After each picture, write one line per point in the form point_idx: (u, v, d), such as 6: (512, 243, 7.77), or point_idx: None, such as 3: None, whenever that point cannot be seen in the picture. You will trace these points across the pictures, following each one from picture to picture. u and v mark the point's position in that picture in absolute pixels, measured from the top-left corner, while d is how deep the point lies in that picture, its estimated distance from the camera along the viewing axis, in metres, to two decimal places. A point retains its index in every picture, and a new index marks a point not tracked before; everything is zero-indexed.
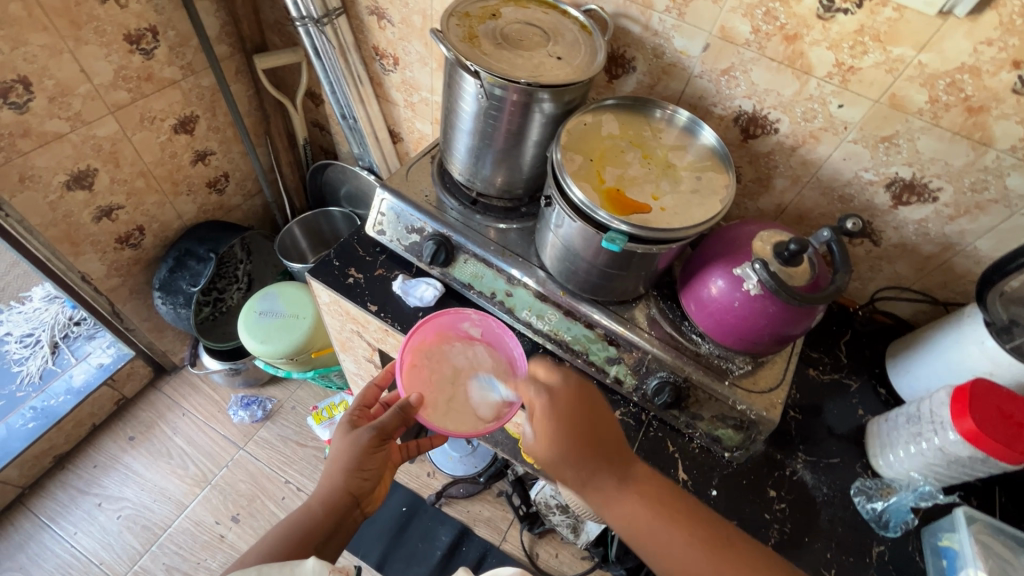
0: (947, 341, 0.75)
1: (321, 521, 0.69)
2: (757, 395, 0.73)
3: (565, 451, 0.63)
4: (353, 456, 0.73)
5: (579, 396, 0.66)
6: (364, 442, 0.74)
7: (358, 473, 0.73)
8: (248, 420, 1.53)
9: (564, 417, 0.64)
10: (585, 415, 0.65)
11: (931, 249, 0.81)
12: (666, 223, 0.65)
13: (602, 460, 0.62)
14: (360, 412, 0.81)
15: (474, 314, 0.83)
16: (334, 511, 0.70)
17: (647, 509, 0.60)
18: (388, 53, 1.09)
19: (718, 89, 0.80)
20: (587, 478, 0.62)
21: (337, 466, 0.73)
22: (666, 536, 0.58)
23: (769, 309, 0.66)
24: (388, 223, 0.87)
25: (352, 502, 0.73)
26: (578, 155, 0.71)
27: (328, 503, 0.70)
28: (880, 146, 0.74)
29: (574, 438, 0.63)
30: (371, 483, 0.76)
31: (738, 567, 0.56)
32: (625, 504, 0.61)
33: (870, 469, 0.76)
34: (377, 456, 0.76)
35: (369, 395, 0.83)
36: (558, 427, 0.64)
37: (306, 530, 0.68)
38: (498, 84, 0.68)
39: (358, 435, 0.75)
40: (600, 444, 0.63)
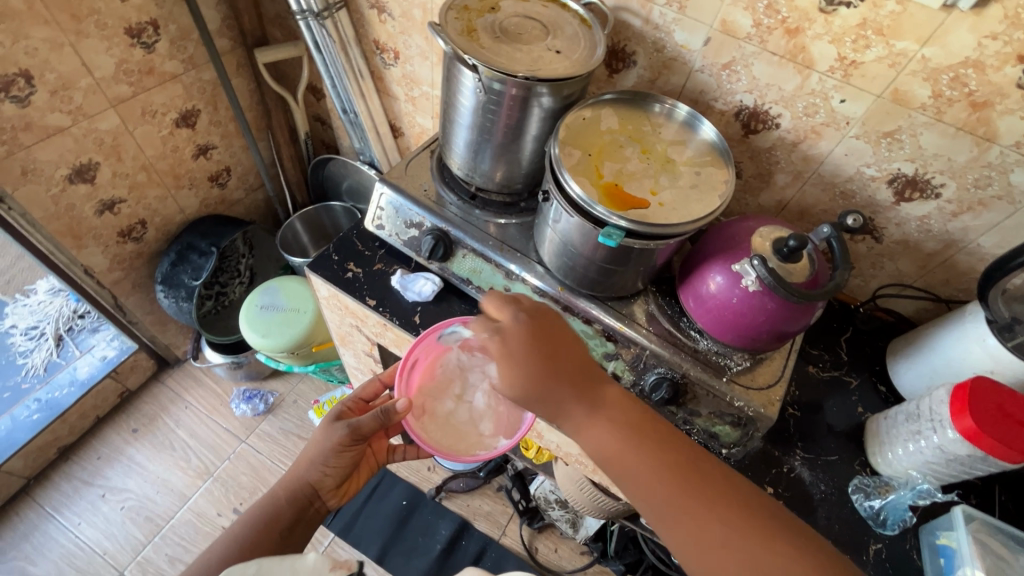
0: (948, 339, 0.74)
1: (284, 509, 0.73)
2: (755, 392, 0.73)
3: (525, 377, 0.59)
4: (323, 450, 0.75)
5: (539, 325, 0.61)
6: (336, 439, 0.75)
7: (321, 467, 0.75)
8: (250, 413, 1.54)
9: (521, 345, 0.60)
10: (548, 332, 0.61)
11: (933, 246, 0.80)
12: (664, 219, 0.65)
13: (569, 380, 0.59)
14: (352, 403, 0.82)
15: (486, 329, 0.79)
16: (297, 499, 0.73)
17: (615, 433, 0.57)
18: (388, 47, 1.09)
19: (719, 83, 0.79)
20: (553, 396, 0.59)
21: (308, 456, 0.75)
22: (633, 461, 0.55)
23: (767, 305, 0.66)
24: (387, 217, 0.87)
25: (312, 493, 0.75)
26: (577, 150, 0.70)
27: (290, 490, 0.74)
28: (883, 141, 0.73)
29: (534, 363, 0.60)
30: (338, 478, 0.77)
31: (707, 494, 0.52)
32: (591, 427, 0.58)
33: (868, 467, 0.76)
34: (347, 455, 0.76)
35: (369, 389, 0.84)
36: (521, 346, 0.60)
37: (272, 515, 0.72)
38: (496, 77, 0.67)
39: (333, 430, 0.76)
40: (561, 360, 0.60)
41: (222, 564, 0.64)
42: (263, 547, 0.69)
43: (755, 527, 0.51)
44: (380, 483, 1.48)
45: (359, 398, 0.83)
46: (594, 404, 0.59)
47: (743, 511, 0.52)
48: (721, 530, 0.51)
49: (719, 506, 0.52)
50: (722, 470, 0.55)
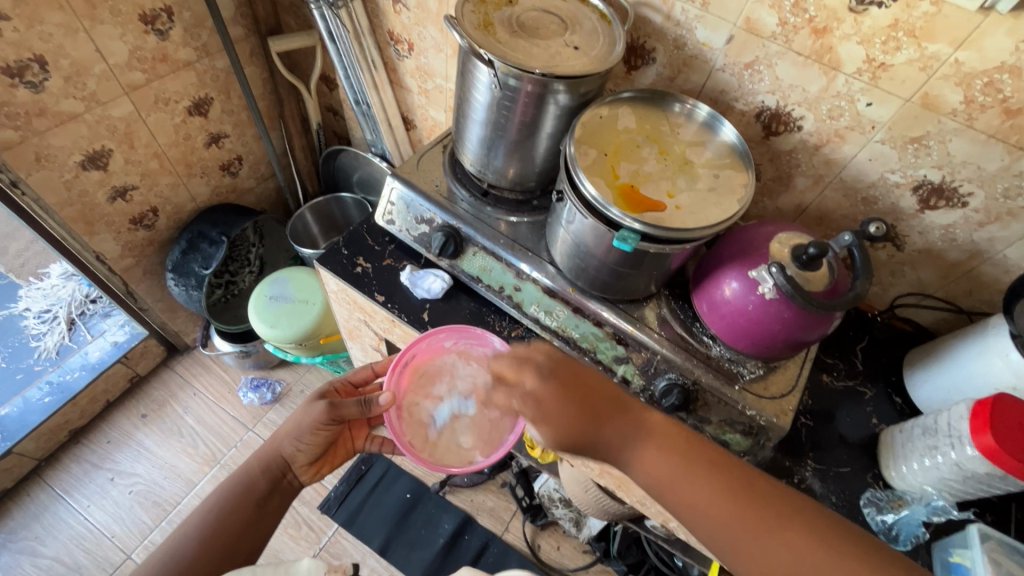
0: (968, 352, 0.72)
1: (258, 480, 0.72)
2: (768, 401, 0.71)
3: (569, 420, 0.59)
4: (301, 424, 0.74)
5: (569, 376, 0.61)
6: (314, 415, 0.74)
7: (296, 441, 0.74)
8: (257, 402, 1.55)
9: (559, 399, 0.60)
10: (582, 388, 0.61)
11: (957, 255, 0.78)
12: (681, 223, 0.63)
13: (608, 427, 0.59)
14: (341, 384, 0.81)
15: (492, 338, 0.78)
16: (269, 470, 0.73)
17: (665, 465, 0.56)
18: (403, 38, 1.08)
19: (741, 83, 0.77)
20: (595, 443, 0.59)
21: (286, 429, 0.75)
22: (686, 484, 0.55)
23: (783, 313, 0.64)
24: (397, 212, 0.87)
25: (285, 464, 0.74)
26: (592, 149, 0.69)
27: (265, 461, 0.74)
28: (909, 147, 0.70)
29: (574, 411, 0.59)
30: (313, 455, 0.75)
31: (776, 517, 0.51)
32: (642, 459, 0.57)
33: (881, 480, 0.75)
34: (322, 434, 0.75)
35: (360, 374, 0.84)
36: (558, 398, 0.60)
37: (246, 485, 0.71)
38: (512, 73, 0.66)
39: (313, 407, 0.75)
40: (593, 405, 0.60)
41: (198, 534, 0.65)
42: (237, 514, 0.68)
43: (834, 544, 0.49)
44: (385, 474, 1.49)
45: (349, 381, 0.82)
46: (637, 441, 0.58)
47: (811, 526, 0.51)
48: (798, 557, 0.49)
49: (793, 526, 0.51)
50: (780, 489, 0.54)
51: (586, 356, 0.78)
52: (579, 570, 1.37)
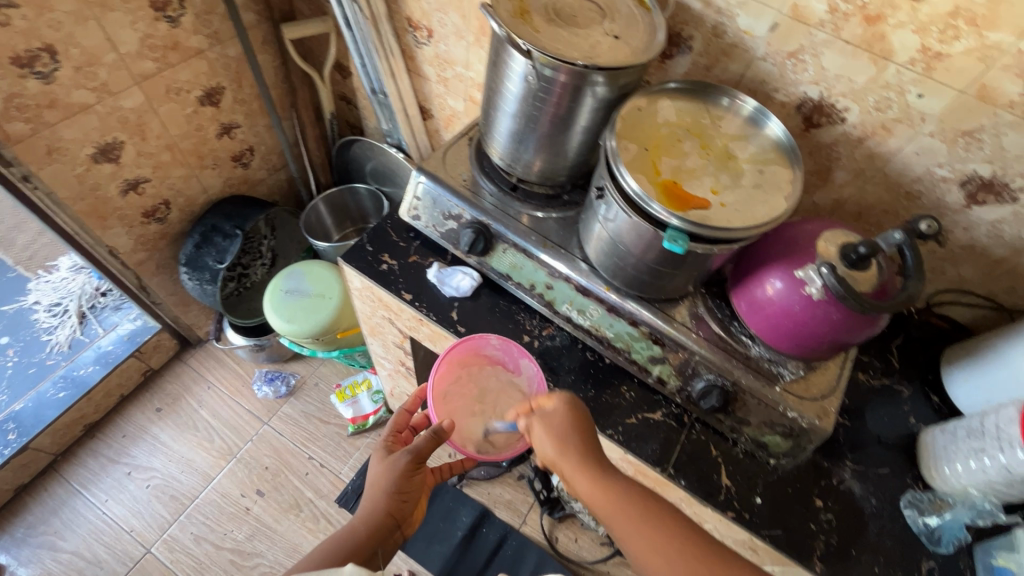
0: (1014, 352, 0.71)
1: (366, 543, 0.66)
2: (809, 402, 0.69)
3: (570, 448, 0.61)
4: (393, 478, 0.71)
5: (570, 405, 0.64)
6: (402, 466, 0.72)
7: (398, 495, 0.70)
8: (272, 396, 1.54)
9: (562, 423, 0.63)
10: (581, 422, 0.63)
11: (1002, 252, 0.75)
12: (727, 221, 0.61)
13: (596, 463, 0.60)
14: (392, 437, 0.78)
15: (495, 338, 0.77)
16: (378, 532, 0.67)
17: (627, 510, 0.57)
18: (422, 25, 1.04)
19: (782, 73, 0.74)
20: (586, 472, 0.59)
21: (376, 490, 0.70)
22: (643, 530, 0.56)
23: (831, 315, 0.62)
24: (423, 208, 0.84)
25: (394, 523, 0.70)
26: (632, 143, 0.66)
27: (371, 524, 0.68)
28: (960, 140, 0.68)
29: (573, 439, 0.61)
30: (410, 501, 0.73)
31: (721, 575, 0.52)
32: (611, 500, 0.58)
33: (921, 481, 0.73)
34: (415, 479, 0.74)
35: (400, 420, 0.81)
36: (561, 423, 0.62)
37: (352, 550, 0.65)
38: (550, 64, 0.63)
39: (395, 459, 0.72)
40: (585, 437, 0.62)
41: None
42: None
43: None
44: None
45: (394, 432, 0.79)
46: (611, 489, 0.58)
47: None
48: None
49: None
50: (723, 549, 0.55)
51: (620, 356, 0.77)
52: (598, 563, 1.38)
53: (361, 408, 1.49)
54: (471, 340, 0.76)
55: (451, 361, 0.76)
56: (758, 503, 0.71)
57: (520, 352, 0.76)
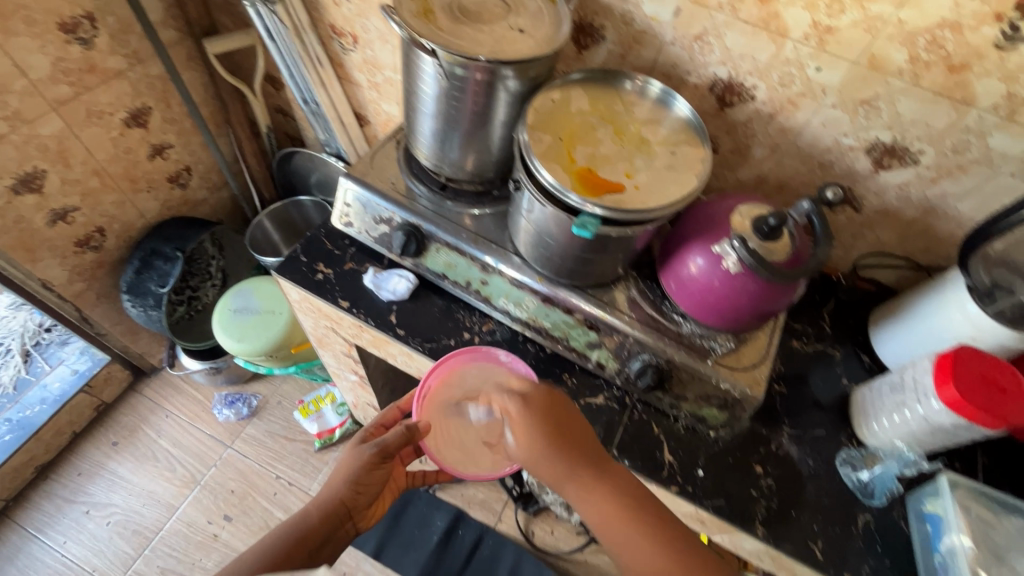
0: (929, 308, 0.75)
1: (316, 526, 0.67)
2: (740, 372, 0.72)
3: (542, 450, 0.59)
4: (354, 467, 0.72)
5: (547, 397, 0.62)
6: (366, 457, 0.73)
7: (354, 485, 0.71)
8: (233, 418, 1.51)
9: (537, 417, 0.60)
10: (562, 423, 0.61)
11: (913, 213, 0.79)
12: (641, 203, 0.63)
13: (574, 469, 0.58)
14: (373, 428, 0.80)
15: (502, 353, 0.77)
16: (330, 517, 0.69)
17: (606, 509, 0.57)
18: (346, 31, 1.03)
19: (691, 56, 0.76)
20: (562, 473, 0.58)
21: (338, 475, 0.72)
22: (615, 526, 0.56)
23: (749, 287, 0.65)
24: (354, 214, 0.84)
25: (345, 513, 0.70)
26: (546, 134, 0.67)
27: (324, 509, 0.69)
28: (860, 109, 0.71)
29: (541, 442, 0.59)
30: (371, 495, 0.74)
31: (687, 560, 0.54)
32: (592, 496, 0.57)
33: (855, 439, 0.76)
34: (378, 474, 0.74)
35: (389, 415, 0.83)
36: (536, 422, 0.60)
37: (304, 531, 0.67)
38: (457, 62, 0.64)
39: (361, 449, 0.74)
40: (569, 434, 0.60)
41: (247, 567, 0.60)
42: (288, 562, 0.63)
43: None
44: None
45: (380, 424, 0.81)
46: (591, 489, 0.58)
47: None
48: None
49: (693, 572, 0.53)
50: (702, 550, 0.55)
51: (559, 344, 0.78)
52: (574, 552, 1.40)
53: (327, 421, 1.48)
54: (474, 350, 0.77)
55: (454, 368, 0.76)
56: (701, 475, 0.72)
57: (530, 374, 0.76)
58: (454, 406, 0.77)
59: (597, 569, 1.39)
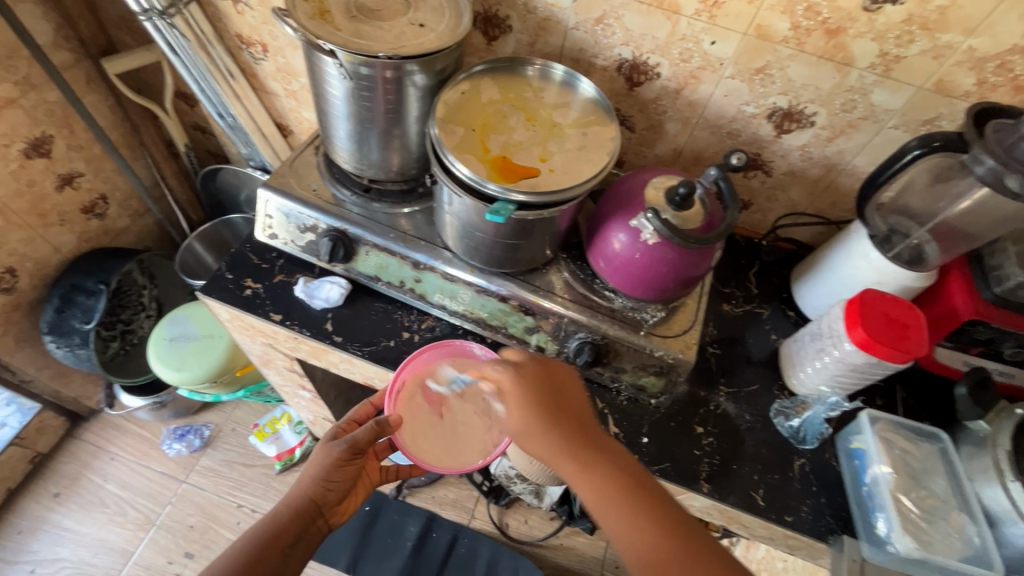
0: (838, 258, 0.80)
1: (289, 524, 0.67)
2: (672, 339, 0.74)
3: (526, 417, 0.57)
4: (323, 465, 0.71)
5: (541, 367, 0.61)
6: (335, 454, 0.72)
7: (323, 482, 0.71)
8: (185, 452, 1.45)
9: (531, 390, 0.58)
10: (549, 386, 0.59)
11: (817, 172, 0.84)
12: (556, 186, 0.64)
13: (570, 442, 0.56)
14: (345, 424, 0.78)
15: (477, 347, 0.77)
16: (302, 513, 0.68)
17: (572, 462, 0.55)
18: (254, 40, 1.01)
19: (596, 39, 0.78)
20: (556, 447, 0.56)
21: (308, 471, 0.72)
22: (608, 500, 0.53)
23: (668, 255, 0.67)
24: (278, 225, 0.82)
25: (316, 510, 0.70)
26: (458, 126, 0.68)
27: (294, 506, 0.68)
28: (755, 78, 0.75)
29: (537, 407, 0.57)
30: (341, 491, 0.73)
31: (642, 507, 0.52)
32: (553, 449, 0.56)
33: (786, 389, 0.81)
34: (347, 470, 0.73)
35: (361, 412, 0.79)
36: (527, 393, 0.58)
37: (273, 530, 0.66)
38: (360, 61, 0.63)
39: (331, 446, 0.73)
40: (559, 409, 0.58)
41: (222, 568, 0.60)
42: (261, 561, 0.62)
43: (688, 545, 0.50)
44: None
45: (352, 420, 0.79)
46: (583, 458, 0.55)
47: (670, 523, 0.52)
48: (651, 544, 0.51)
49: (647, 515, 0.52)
50: (654, 489, 0.54)
51: (499, 333, 0.79)
52: (548, 537, 1.43)
53: (285, 442, 1.44)
54: (445, 344, 0.77)
55: (424, 362, 0.76)
56: (646, 442, 0.75)
57: None
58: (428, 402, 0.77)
59: (573, 551, 1.44)
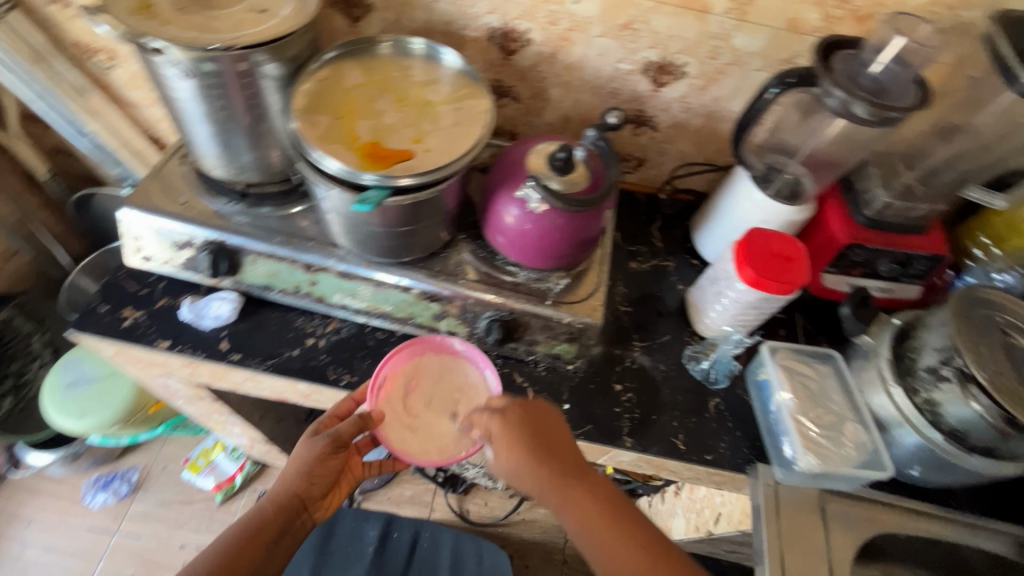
0: (727, 202, 0.82)
1: (272, 519, 0.67)
2: (579, 304, 0.75)
3: (521, 461, 0.62)
4: (307, 459, 0.69)
5: (525, 410, 0.65)
6: (319, 448, 0.69)
7: (308, 476, 0.69)
8: (112, 500, 1.35)
9: (520, 434, 0.63)
10: (538, 425, 0.64)
11: (698, 121, 0.86)
12: (432, 165, 0.62)
13: (560, 479, 0.61)
14: (328, 419, 0.71)
15: (457, 343, 0.75)
16: (285, 509, 0.68)
17: (568, 502, 0.61)
18: (96, 45, 0.91)
19: (461, 10, 0.76)
20: (546, 485, 0.61)
21: (292, 467, 0.70)
22: (602, 538, 0.59)
23: (557, 222, 0.67)
24: (150, 245, 0.75)
25: (301, 504, 0.69)
26: (321, 115, 0.64)
27: (278, 502, 0.68)
28: (623, 34, 0.75)
29: (529, 460, 0.62)
30: (325, 485, 0.71)
31: (634, 538, 0.58)
32: (549, 493, 0.61)
33: (696, 335, 0.84)
34: (332, 463, 0.71)
35: (342, 406, 0.72)
36: (515, 439, 0.63)
37: (258, 524, 0.66)
38: (197, 56, 0.58)
39: (315, 440, 0.70)
40: (549, 450, 0.63)
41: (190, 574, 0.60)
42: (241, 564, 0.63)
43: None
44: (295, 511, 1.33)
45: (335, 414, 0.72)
46: (572, 497, 0.61)
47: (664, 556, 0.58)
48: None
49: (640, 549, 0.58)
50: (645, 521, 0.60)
51: (407, 324, 0.77)
52: (509, 515, 1.45)
53: (222, 471, 1.38)
54: (424, 340, 0.74)
55: (410, 356, 0.74)
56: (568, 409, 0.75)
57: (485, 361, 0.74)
58: (411, 397, 0.73)
59: (535, 523, 1.46)
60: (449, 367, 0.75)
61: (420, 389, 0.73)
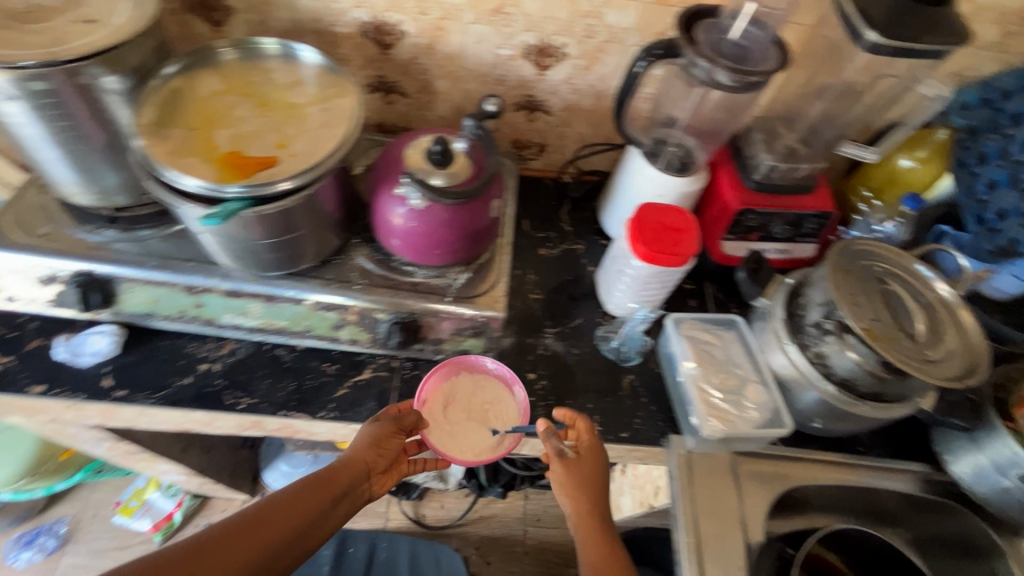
0: (622, 180, 0.83)
1: (336, 481, 0.65)
2: (482, 297, 0.73)
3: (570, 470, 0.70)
4: (375, 432, 0.68)
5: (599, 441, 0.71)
6: (386, 426, 0.68)
7: (376, 448, 0.68)
8: (39, 557, 1.26)
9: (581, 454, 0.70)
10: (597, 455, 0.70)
11: (589, 102, 0.86)
12: (296, 169, 0.59)
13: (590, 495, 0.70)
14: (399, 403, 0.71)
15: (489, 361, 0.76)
16: (351, 474, 0.66)
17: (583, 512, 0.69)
18: None
19: (326, 6, 0.73)
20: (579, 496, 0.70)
21: (360, 436, 0.68)
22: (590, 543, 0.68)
23: (440, 217, 0.66)
24: (11, 285, 0.69)
25: (365, 473, 0.68)
26: (174, 128, 0.60)
27: (346, 466, 0.66)
28: (496, 19, 0.74)
29: (583, 470, 0.69)
30: (388, 460, 0.71)
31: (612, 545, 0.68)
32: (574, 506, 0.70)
33: (608, 315, 0.84)
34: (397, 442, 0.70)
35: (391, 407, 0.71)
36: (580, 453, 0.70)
37: (325, 481, 0.65)
38: (15, 75, 0.53)
39: (381, 418, 0.69)
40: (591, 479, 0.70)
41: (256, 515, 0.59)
42: (298, 519, 0.61)
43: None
44: None
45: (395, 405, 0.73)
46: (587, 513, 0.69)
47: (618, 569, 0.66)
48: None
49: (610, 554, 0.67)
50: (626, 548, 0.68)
51: (306, 337, 0.74)
52: (466, 513, 1.45)
53: (159, 509, 1.30)
54: (455, 359, 0.75)
55: (450, 370, 0.75)
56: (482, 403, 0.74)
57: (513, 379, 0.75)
58: (447, 409, 0.74)
59: (494, 518, 1.46)
60: (482, 382, 0.76)
61: (456, 399, 0.74)
